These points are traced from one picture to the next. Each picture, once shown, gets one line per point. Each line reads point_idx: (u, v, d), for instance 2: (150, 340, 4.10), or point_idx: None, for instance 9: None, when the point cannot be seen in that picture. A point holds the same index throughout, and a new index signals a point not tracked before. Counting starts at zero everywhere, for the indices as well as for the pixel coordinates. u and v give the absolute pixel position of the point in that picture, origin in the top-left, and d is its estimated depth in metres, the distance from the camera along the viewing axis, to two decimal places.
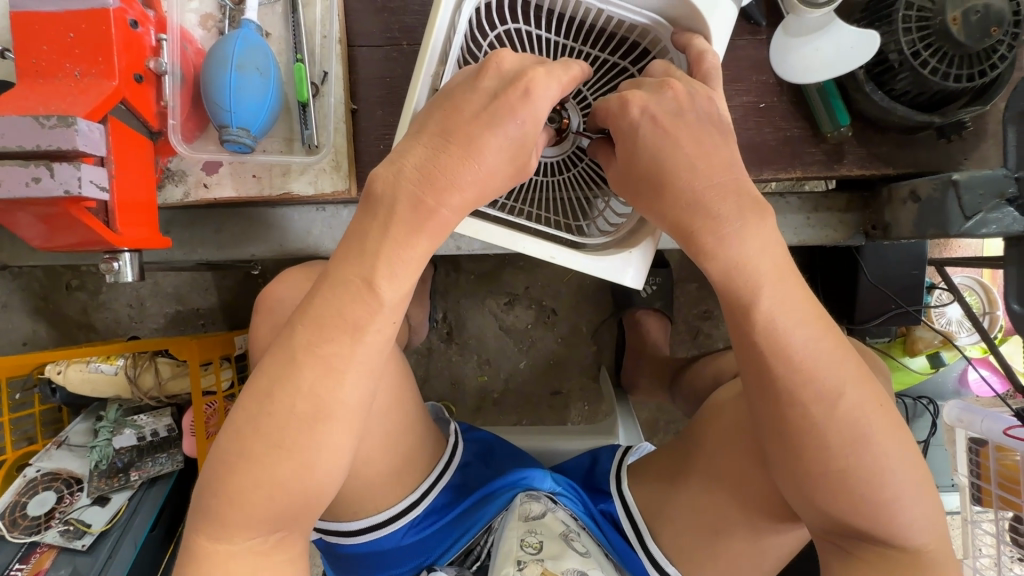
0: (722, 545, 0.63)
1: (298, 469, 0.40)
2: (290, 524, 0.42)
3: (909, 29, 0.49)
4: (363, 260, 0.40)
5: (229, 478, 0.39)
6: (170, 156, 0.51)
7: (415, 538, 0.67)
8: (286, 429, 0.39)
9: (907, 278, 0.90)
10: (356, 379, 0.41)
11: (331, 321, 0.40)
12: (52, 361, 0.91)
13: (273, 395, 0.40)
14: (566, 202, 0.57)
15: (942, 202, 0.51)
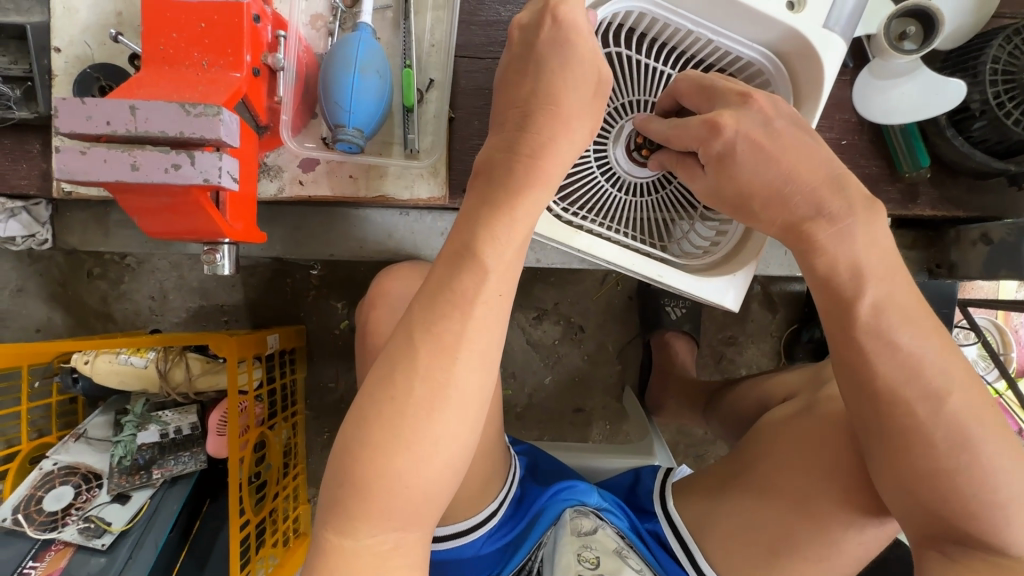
0: (783, 569, 0.63)
1: (419, 461, 0.39)
2: (412, 513, 0.39)
3: (994, 81, 0.52)
4: (475, 236, 0.40)
5: (350, 471, 0.38)
6: (271, 150, 0.51)
7: (490, 548, 0.67)
8: (418, 404, 0.38)
9: (938, 317, 0.93)
10: (470, 364, 0.39)
11: (448, 301, 0.39)
12: (79, 350, 0.88)
13: (393, 383, 0.39)
14: (651, 222, 0.58)
15: (1017, 247, 0.53)
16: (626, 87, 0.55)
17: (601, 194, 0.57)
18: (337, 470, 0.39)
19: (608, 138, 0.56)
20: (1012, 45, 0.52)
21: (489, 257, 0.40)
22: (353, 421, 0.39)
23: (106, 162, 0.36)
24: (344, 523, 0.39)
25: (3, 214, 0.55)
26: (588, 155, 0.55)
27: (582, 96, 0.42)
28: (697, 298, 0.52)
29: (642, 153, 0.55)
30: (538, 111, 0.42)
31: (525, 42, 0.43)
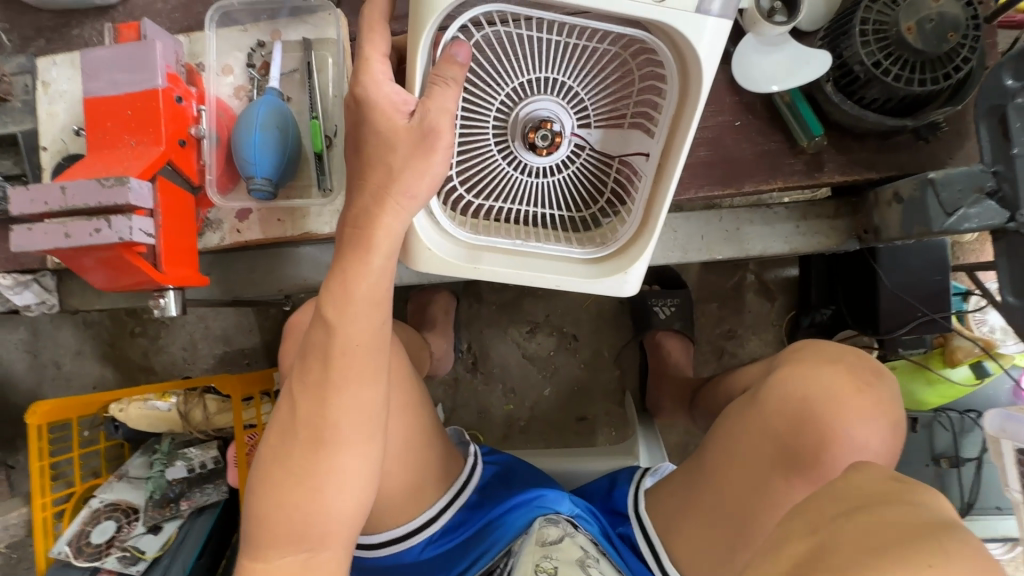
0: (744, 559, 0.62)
1: (312, 492, 0.46)
2: (314, 536, 0.47)
3: (866, 42, 0.52)
4: (324, 297, 0.46)
5: (257, 505, 0.47)
6: (209, 207, 0.59)
7: (434, 553, 0.69)
8: (305, 441, 0.46)
9: (930, 285, 0.88)
10: (344, 406, 0.46)
11: (317, 357, 0.46)
12: (115, 399, 1.01)
13: (288, 432, 0.47)
14: (567, 201, 0.55)
15: (923, 202, 0.52)
16: (525, 64, 0.49)
17: (506, 183, 0.53)
18: (252, 504, 0.47)
19: (506, 128, 0.51)
20: (882, 4, 0.51)
21: (337, 314, 0.46)
22: (263, 460, 0.48)
23: (45, 234, 0.45)
24: (260, 550, 0.47)
25: (19, 286, 0.66)
26: (486, 143, 0.52)
27: (412, 161, 0.44)
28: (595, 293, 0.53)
29: (538, 150, 0.50)
30: (368, 191, 0.45)
31: (352, 119, 0.45)
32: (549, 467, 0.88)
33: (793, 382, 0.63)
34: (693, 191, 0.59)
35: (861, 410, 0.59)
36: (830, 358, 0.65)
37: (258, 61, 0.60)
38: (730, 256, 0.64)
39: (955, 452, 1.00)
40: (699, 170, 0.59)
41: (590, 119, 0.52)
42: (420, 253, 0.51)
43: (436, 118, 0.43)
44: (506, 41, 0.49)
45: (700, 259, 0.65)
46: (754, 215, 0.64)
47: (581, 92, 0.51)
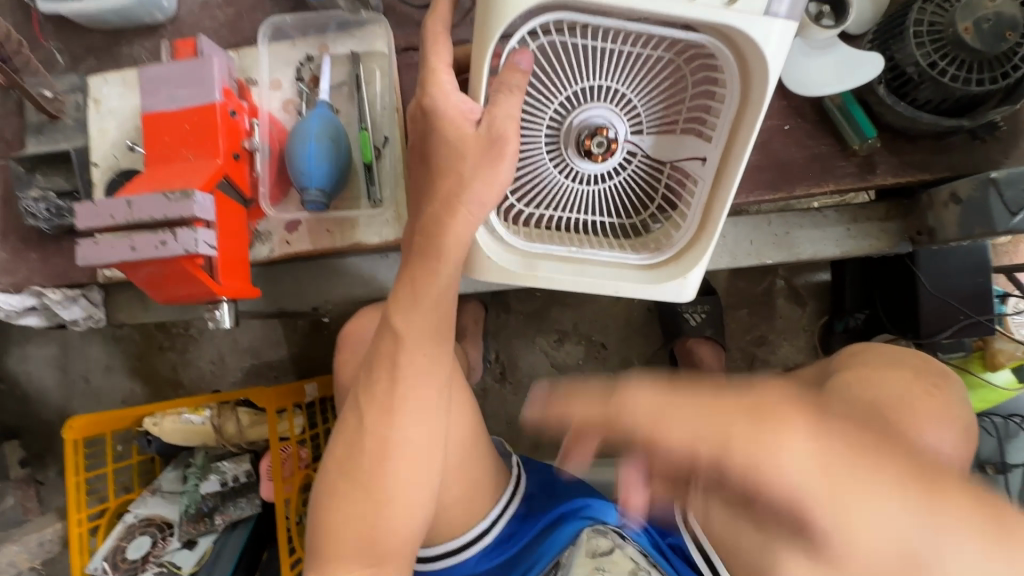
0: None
1: (379, 508, 0.46)
2: (380, 549, 0.46)
3: (920, 43, 0.52)
4: (392, 307, 0.47)
5: (324, 522, 0.46)
6: (259, 219, 0.59)
7: (489, 564, 0.68)
8: (371, 452, 0.46)
9: (972, 287, 0.87)
10: (412, 417, 0.46)
11: (384, 368, 0.46)
12: (149, 413, 1.02)
13: (353, 446, 0.46)
14: (620, 207, 0.55)
15: (984, 202, 0.51)
16: (578, 74, 0.49)
17: (560, 191, 0.53)
18: (316, 516, 0.47)
19: (559, 137, 0.52)
20: (934, 6, 0.51)
21: (406, 324, 0.46)
22: (328, 472, 0.47)
23: (112, 247, 0.45)
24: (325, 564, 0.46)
25: (68, 300, 0.67)
26: (540, 152, 0.52)
27: (481, 170, 0.44)
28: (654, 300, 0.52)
29: (594, 157, 0.50)
30: (439, 198, 0.45)
31: (421, 130, 0.46)
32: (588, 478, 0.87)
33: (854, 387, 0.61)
34: (742, 197, 0.58)
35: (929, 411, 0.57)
36: (884, 362, 0.63)
37: (307, 74, 0.60)
38: (779, 261, 0.63)
39: (1000, 459, 0.98)
40: (749, 174, 0.59)
41: (642, 126, 0.52)
42: (480, 261, 0.51)
43: (502, 125, 0.44)
44: (560, 50, 0.49)
45: (749, 264, 0.64)
46: (804, 219, 0.63)
47: (633, 100, 0.51)
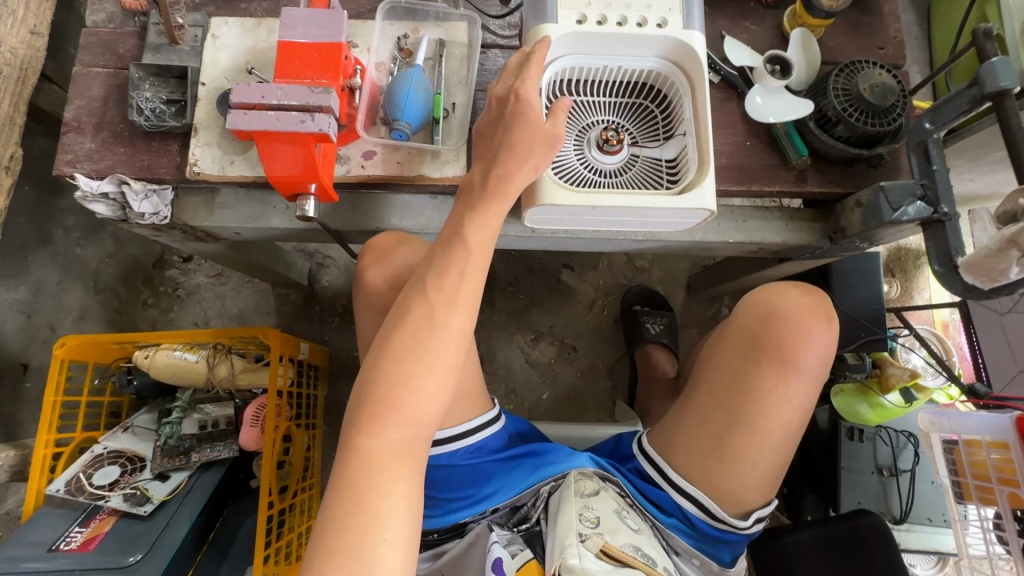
0: (730, 449, 0.71)
1: (425, 379, 0.60)
2: (419, 415, 0.59)
3: (836, 96, 0.76)
4: (465, 228, 0.64)
5: (379, 385, 0.59)
6: (345, 144, 0.73)
7: (463, 464, 0.76)
8: (424, 331, 0.61)
9: (870, 312, 1.13)
10: (464, 311, 0.62)
11: (443, 269, 0.62)
12: (144, 344, 1.04)
13: (418, 329, 0.60)
14: (638, 182, 0.75)
15: (878, 203, 0.72)
16: (591, 112, 0.77)
17: (580, 175, 0.75)
18: (371, 377, 0.60)
19: (584, 145, 0.76)
20: (843, 77, 0.77)
21: (475, 241, 0.63)
22: (384, 347, 0.61)
23: (258, 119, 0.58)
24: (381, 423, 0.58)
25: (142, 195, 0.75)
26: (571, 156, 0.75)
27: (542, 150, 0.65)
28: (680, 208, 0.68)
29: (609, 145, 0.74)
30: (512, 157, 0.65)
31: (510, 108, 0.66)
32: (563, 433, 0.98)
33: (758, 293, 0.77)
34: (718, 185, 0.79)
35: (812, 319, 0.72)
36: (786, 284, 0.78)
37: (401, 46, 0.77)
38: (738, 241, 0.83)
39: (893, 464, 1.18)
40: (721, 170, 0.80)
41: (637, 140, 0.77)
42: (542, 189, 0.68)
43: (560, 127, 0.67)
44: (576, 91, 0.78)
45: (715, 240, 0.83)
46: (756, 214, 0.84)
47: (632, 127, 0.78)
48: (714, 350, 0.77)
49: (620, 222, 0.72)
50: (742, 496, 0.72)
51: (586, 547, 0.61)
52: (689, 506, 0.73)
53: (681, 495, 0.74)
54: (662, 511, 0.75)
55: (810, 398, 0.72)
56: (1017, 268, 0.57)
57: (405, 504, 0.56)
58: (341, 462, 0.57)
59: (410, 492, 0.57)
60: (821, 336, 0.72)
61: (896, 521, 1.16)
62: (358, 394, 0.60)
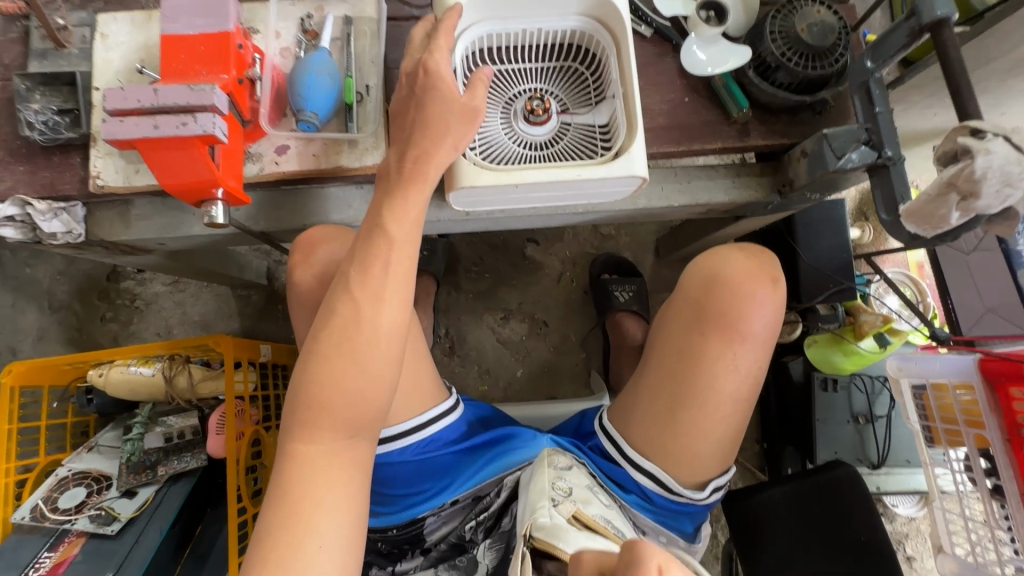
0: (683, 421, 0.70)
1: (360, 381, 0.55)
2: (359, 420, 0.55)
3: (773, 40, 0.71)
4: (385, 218, 0.59)
5: (310, 389, 0.55)
6: (254, 141, 0.69)
7: (417, 460, 0.72)
8: (356, 330, 0.56)
9: (838, 261, 1.10)
10: (394, 305, 0.57)
11: (371, 263, 0.58)
12: (97, 363, 1.02)
13: (345, 327, 0.56)
14: (571, 151, 0.70)
15: (822, 152, 0.68)
16: (516, 81, 0.73)
17: (507, 151, 0.70)
18: (304, 383, 0.55)
19: (511, 117, 0.71)
20: (780, 19, 0.71)
21: (398, 232, 0.59)
22: (313, 348, 0.56)
23: (136, 125, 0.54)
24: (314, 429, 0.54)
25: (49, 214, 0.70)
26: (498, 129, 0.71)
27: (460, 127, 0.62)
28: (609, 180, 0.64)
29: (535, 116, 0.69)
30: (424, 137, 0.61)
31: (417, 85, 0.62)
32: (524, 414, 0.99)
33: (705, 259, 0.74)
34: (657, 148, 0.75)
35: (755, 283, 0.71)
36: (732, 248, 0.76)
37: (306, 28, 0.72)
38: (684, 204, 0.79)
39: (869, 411, 1.17)
40: (659, 130, 0.75)
41: (568, 107, 0.72)
42: (459, 172, 0.64)
43: (476, 101, 0.63)
44: (499, 60, 0.73)
45: (660, 206, 0.79)
46: (702, 174, 0.80)
47: (561, 93, 0.73)
48: (663, 321, 0.75)
49: (551, 198, 0.69)
50: (699, 467, 0.72)
51: (558, 512, 0.59)
52: (646, 482, 0.73)
53: (638, 473, 0.73)
54: (622, 488, 0.74)
55: (760, 364, 0.71)
56: (957, 213, 0.54)
57: (344, 512, 0.52)
58: (276, 472, 0.53)
59: (352, 499, 0.53)
60: (765, 300, 0.71)
61: (873, 467, 1.16)
62: (289, 400, 0.55)
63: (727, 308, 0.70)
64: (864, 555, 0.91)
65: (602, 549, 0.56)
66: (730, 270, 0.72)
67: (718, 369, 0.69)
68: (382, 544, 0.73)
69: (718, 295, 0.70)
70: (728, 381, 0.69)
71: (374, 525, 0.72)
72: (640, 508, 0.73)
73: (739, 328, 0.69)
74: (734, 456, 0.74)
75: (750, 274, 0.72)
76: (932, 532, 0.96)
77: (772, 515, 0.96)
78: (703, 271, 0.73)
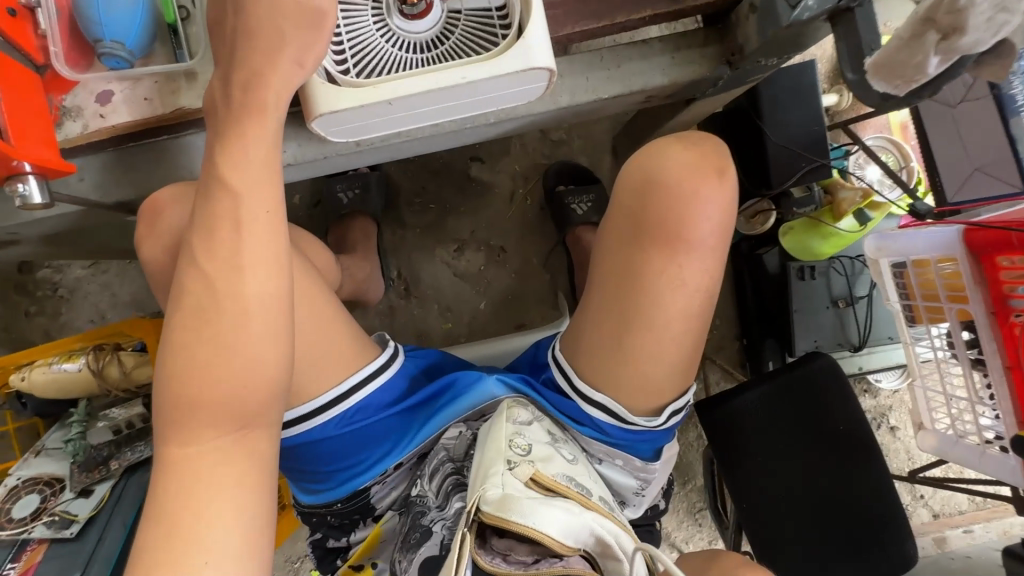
0: (630, 346, 0.63)
1: (235, 368, 0.47)
2: (248, 411, 0.48)
3: None
4: (225, 167, 0.47)
5: (177, 384, 0.46)
6: (64, 93, 0.55)
7: (348, 432, 0.65)
8: (220, 309, 0.46)
9: (811, 136, 0.97)
10: (258, 272, 0.47)
11: (225, 225, 0.47)
12: (15, 366, 0.94)
13: (202, 308, 0.46)
14: (461, 47, 0.55)
15: (773, 3, 0.54)
16: None
17: (383, 56, 0.55)
18: (171, 381, 0.46)
19: (382, 10, 0.56)
20: None
21: (242, 182, 0.47)
22: (174, 339, 0.47)
23: None
24: (194, 429, 0.46)
25: None
26: (367, 28, 0.55)
27: (303, 35, 0.48)
28: (502, 77, 0.51)
29: (410, 7, 0.55)
30: (259, 53, 0.48)
31: None
32: (472, 354, 0.93)
33: (647, 156, 0.63)
34: (572, 27, 0.60)
35: (697, 179, 0.60)
36: (678, 140, 0.64)
37: None
38: (615, 95, 0.65)
39: (849, 293, 1.11)
40: (571, 4, 0.61)
41: None
42: (318, 96, 0.51)
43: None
44: None
45: (587, 102, 0.65)
46: (634, 53, 0.66)
47: None
48: (604, 236, 0.65)
49: (442, 112, 0.56)
50: (655, 391, 0.65)
51: (513, 477, 0.56)
52: (597, 413, 0.67)
53: (587, 406, 0.67)
54: (575, 422, 0.69)
55: (712, 273, 0.62)
56: (936, 58, 0.42)
57: (235, 515, 0.46)
58: (155, 479, 0.47)
59: (246, 498, 0.47)
60: (710, 198, 0.60)
61: (855, 349, 1.11)
62: (158, 397, 0.47)
63: (669, 213, 0.60)
64: (837, 442, 0.92)
65: (561, 508, 0.54)
66: (672, 168, 0.61)
67: (665, 285, 0.61)
68: (331, 517, 0.70)
69: (658, 200, 0.60)
70: (677, 296, 0.61)
71: (317, 502, 0.69)
72: (596, 438, 0.69)
73: (685, 234, 0.60)
74: (693, 375, 0.67)
75: (693, 168, 0.61)
76: (913, 410, 0.93)
77: (749, 419, 0.92)
78: (644, 173, 0.62)
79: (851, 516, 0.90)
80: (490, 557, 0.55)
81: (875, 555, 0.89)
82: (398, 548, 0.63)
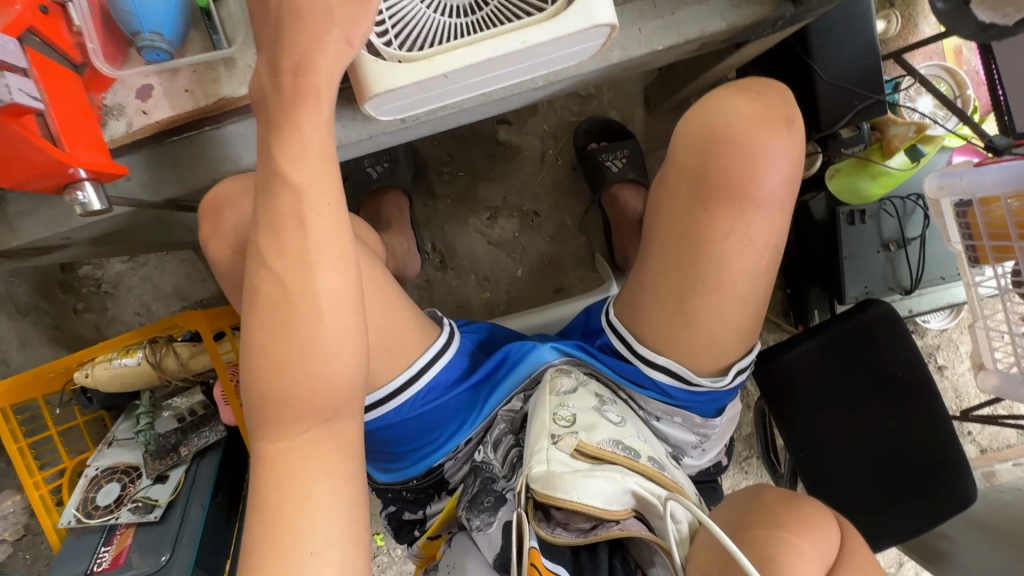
0: (694, 310, 0.61)
1: (318, 362, 0.46)
2: (333, 405, 0.47)
3: None
4: (281, 161, 0.45)
5: (261, 384, 0.46)
6: (104, 91, 0.53)
7: (418, 413, 0.67)
8: (294, 305, 0.45)
9: (864, 71, 0.92)
10: (328, 266, 0.46)
11: (286, 219, 0.45)
12: (79, 364, 0.96)
13: (275, 306, 0.46)
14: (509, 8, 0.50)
15: None
16: None
17: (425, 24, 0.50)
18: (255, 383, 0.46)
19: None
20: None
21: (302, 176, 0.45)
22: (252, 340, 0.46)
23: None
24: (284, 427, 0.47)
25: None
26: None
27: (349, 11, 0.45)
28: (564, 38, 0.48)
29: None
30: (307, 33, 0.45)
31: None
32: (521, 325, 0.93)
33: (706, 109, 0.60)
34: None
35: (762, 130, 0.57)
36: (735, 90, 0.62)
37: None
38: (670, 46, 0.61)
39: (901, 235, 1.06)
40: None
41: None
42: (371, 74, 0.49)
43: None
44: None
45: (641, 54, 0.61)
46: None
47: None
48: (661, 197, 0.63)
49: (496, 80, 0.53)
50: (720, 353, 0.65)
51: (558, 450, 0.56)
52: (661, 377, 0.66)
53: (651, 370, 0.66)
54: (637, 386, 0.69)
55: (778, 230, 0.60)
56: None
57: (335, 503, 0.47)
58: (253, 476, 0.48)
59: (341, 488, 0.47)
60: (777, 149, 0.58)
61: (906, 292, 1.08)
62: (243, 396, 0.47)
63: (739, 169, 0.57)
64: (895, 386, 0.91)
65: (603, 479, 0.54)
66: (734, 120, 0.58)
67: (734, 244, 0.59)
68: (407, 492, 0.73)
69: (723, 154, 0.57)
70: (746, 255, 0.59)
71: (393, 480, 0.71)
72: (656, 399, 0.68)
73: (752, 189, 0.57)
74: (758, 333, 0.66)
75: (757, 119, 0.58)
76: (973, 351, 0.91)
77: (805, 371, 0.91)
78: (706, 127, 0.59)
79: (907, 461, 0.91)
80: (550, 528, 0.55)
81: (935, 496, 0.90)
82: (463, 505, 0.64)
